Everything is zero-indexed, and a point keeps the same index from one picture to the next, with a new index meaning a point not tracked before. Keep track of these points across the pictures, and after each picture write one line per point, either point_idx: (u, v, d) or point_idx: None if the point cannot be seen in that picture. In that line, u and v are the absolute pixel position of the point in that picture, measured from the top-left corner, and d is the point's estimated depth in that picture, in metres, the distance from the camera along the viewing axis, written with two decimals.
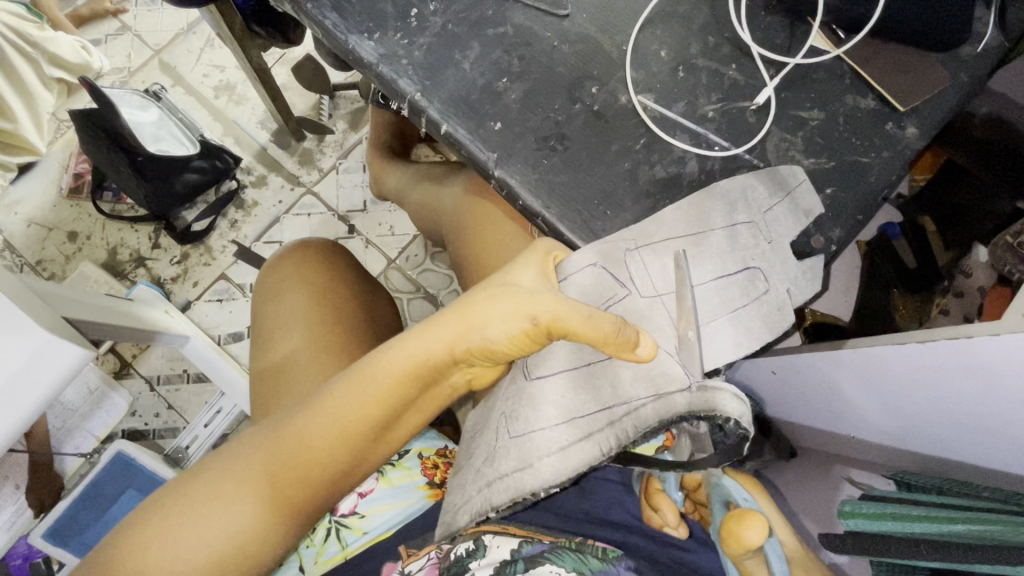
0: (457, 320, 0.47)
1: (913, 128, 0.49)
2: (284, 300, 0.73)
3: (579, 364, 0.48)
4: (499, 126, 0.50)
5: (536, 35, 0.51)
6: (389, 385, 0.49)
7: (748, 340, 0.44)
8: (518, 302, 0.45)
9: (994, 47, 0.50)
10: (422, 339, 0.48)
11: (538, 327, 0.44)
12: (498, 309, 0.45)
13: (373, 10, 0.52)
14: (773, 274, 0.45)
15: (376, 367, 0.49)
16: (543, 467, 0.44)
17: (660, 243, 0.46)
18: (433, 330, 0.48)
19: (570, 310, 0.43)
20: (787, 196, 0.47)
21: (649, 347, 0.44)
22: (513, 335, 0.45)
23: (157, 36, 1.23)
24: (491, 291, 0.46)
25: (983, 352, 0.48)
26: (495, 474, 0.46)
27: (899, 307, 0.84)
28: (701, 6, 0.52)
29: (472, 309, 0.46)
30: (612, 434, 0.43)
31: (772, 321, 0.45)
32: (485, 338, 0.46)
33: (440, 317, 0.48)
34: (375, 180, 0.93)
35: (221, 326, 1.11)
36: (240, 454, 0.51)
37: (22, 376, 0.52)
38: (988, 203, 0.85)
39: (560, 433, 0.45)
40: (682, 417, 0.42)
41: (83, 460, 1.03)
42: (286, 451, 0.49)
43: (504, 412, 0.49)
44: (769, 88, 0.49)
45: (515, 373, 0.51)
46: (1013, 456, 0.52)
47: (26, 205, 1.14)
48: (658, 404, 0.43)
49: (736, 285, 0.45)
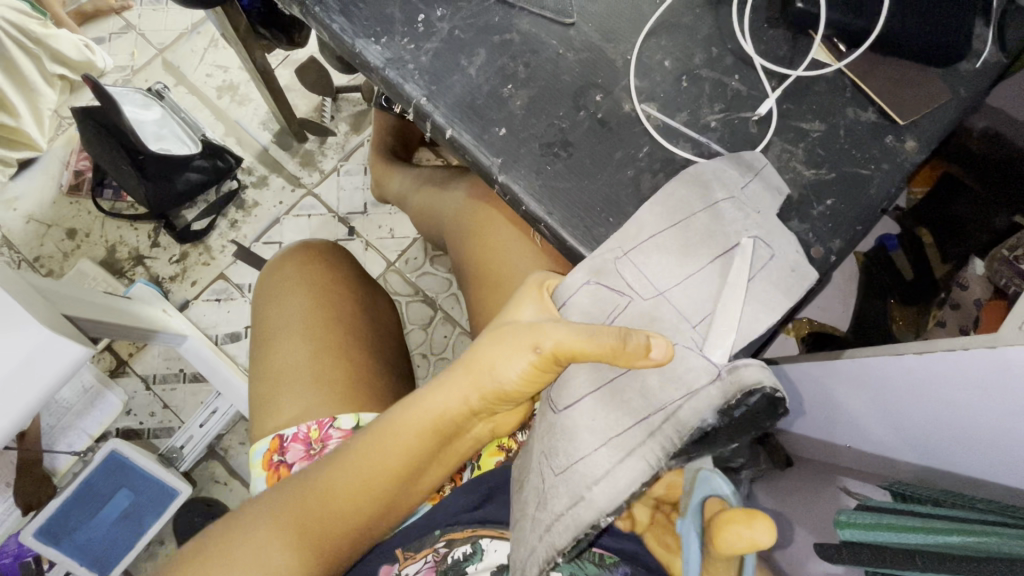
0: (465, 367, 0.49)
1: (912, 142, 0.50)
2: (285, 310, 0.73)
3: (601, 382, 0.47)
4: (504, 132, 0.50)
5: (542, 43, 0.52)
6: (408, 434, 0.51)
7: (766, 313, 0.44)
8: (520, 337, 0.46)
9: (994, 64, 0.51)
10: (438, 393, 0.51)
11: (544, 361, 0.45)
12: (504, 352, 0.47)
13: (381, 15, 0.53)
14: (775, 242, 0.46)
15: (397, 420, 0.52)
16: (595, 497, 0.42)
17: (649, 243, 0.47)
18: (444, 382, 0.51)
19: (570, 336, 0.43)
20: (755, 176, 0.48)
21: (661, 350, 0.41)
22: (527, 376, 0.46)
23: (161, 35, 1.23)
24: (494, 334, 0.48)
25: (982, 364, 0.48)
26: (551, 516, 0.44)
27: (897, 318, 0.87)
28: (705, 17, 0.52)
29: (480, 356, 0.48)
30: (656, 445, 0.41)
31: (787, 287, 0.45)
32: (496, 385, 0.48)
33: (452, 373, 0.51)
34: (377, 184, 0.93)
35: (219, 326, 1.10)
36: (272, 504, 0.53)
37: (20, 373, 0.52)
38: (984, 217, 0.85)
39: (603, 457, 0.43)
40: (722, 410, 0.40)
41: (76, 459, 1.02)
42: (313, 501, 0.52)
43: (543, 451, 0.48)
44: (770, 99, 0.49)
45: (543, 407, 0.51)
46: (996, 465, 0.53)
47: (26, 201, 1.14)
48: (694, 402, 0.41)
49: (744, 258, 0.45)
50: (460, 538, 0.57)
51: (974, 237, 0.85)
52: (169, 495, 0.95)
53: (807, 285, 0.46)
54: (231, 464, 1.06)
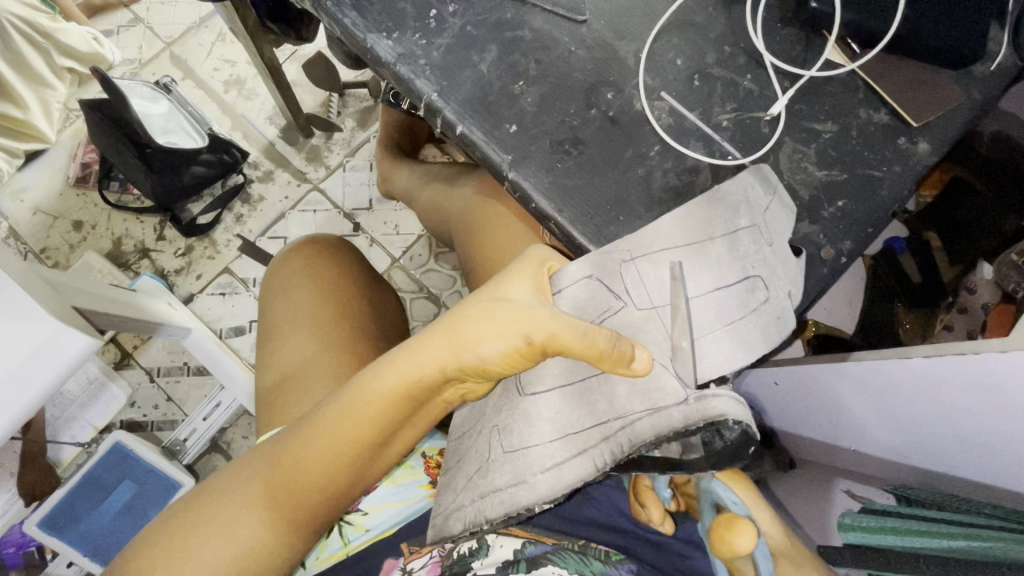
0: (447, 339, 0.47)
1: (925, 144, 0.49)
2: (291, 298, 0.73)
3: (571, 380, 0.48)
4: (515, 129, 0.50)
5: (555, 40, 0.52)
6: (382, 405, 0.49)
7: (744, 353, 0.44)
8: (513, 322, 0.45)
9: (1009, 67, 0.50)
10: (413, 361, 0.48)
11: (530, 348, 0.44)
12: (490, 329, 0.45)
13: (393, 10, 0.52)
14: (774, 281, 0.45)
15: (367, 390, 0.49)
16: (536, 483, 0.46)
17: (657, 254, 0.46)
18: (425, 352, 0.48)
19: (565, 330, 0.43)
20: (776, 194, 0.47)
21: (643, 361, 0.43)
22: (509, 357, 0.45)
23: (169, 29, 1.23)
24: (483, 311, 0.46)
25: (990, 368, 0.48)
26: (490, 487, 0.48)
27: (903, 320, 0.87)
28: (718, 16, 0.52)
29: (462, 328, 0.46)
30: (606, 450, 0.44)
31: (769, 334, 0.44)
32: (478, 361, 0.46)
33: (429, 340, 0.48)
34: (383, 179, 0.93)
35: (223, 320, 1.11)
36: (239, 475, 0.52)
37: (31, 362, 0.52)
38: (995, 221, 0.82)
39: (555, 449, 0.46)
40: (679, 433, 0.42)
41: (80, 450, 1.03)
42: (283, 472, 0.51)
43: (495, 425, 0.50)
44: (783, 100, 0.49)
45: (505, 388, 0.51)
46: (998, 470, 0.53)
47: (33, 192, 1.15)
48: (655, 418, 0.43)
49: (737, 297, 0.45)
50: None
51: (982, 241, 0.83)
52: (173, 488, 0.95)
53: (787, 336, 0.45)
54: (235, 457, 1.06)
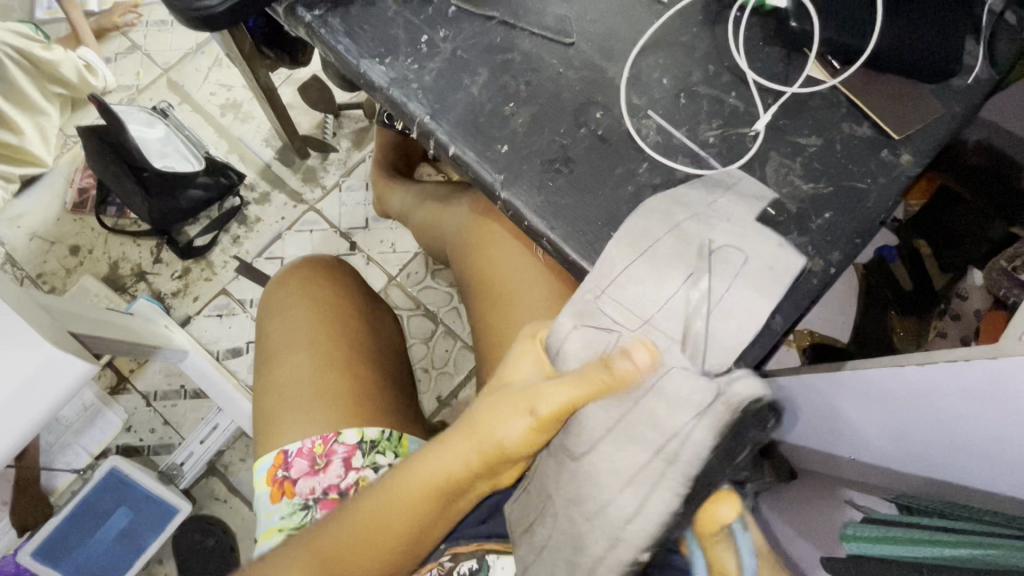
0: (470, 430, 0.47)
1: (908, 156, 0.50)
2: (286, 319, 0.73)
3: (608, 427, 0.44)
4: (506, 149, 0.51)
5: (543, 62, 0.53)
6: (416, 494, 0.49)
7: (751, 317, 0.45)
8: (522, 399, 0.44)
9: (986, 79, 0.51)
10: (441, 455, 0.48)
11: (547, 416, 0.42)
12: (506, 413, 0.44)
13: (386, 36, 0.54)
14: (747, 244, 0.46)
15: (401, 482, 0.50)
16: (631, 535, 0.42)
17: (624, 274, 0.47)
18: (449, 445, 0.48)
19: (572, 395, 0.42)
20: (728, 189, 0.49)
21: (643, 358, 0.44)
22: (535, 435, 0.44)
23: (166, 55, 1.25)
24: (497, 398, 0.46)
25: (973, 378, 0.48)
26: (581, 548, 0.45)
27: (897, 329, 0.88)
28: (702, 36, 0.53)
29: (480, 418, 0.46)
30: (679, 473, 0.42)
31: (766, 284, 0.45)
32: (504, 447, 0.45)
33: (454, 433, 0.48)
34: (379, 199, 0.95)
35: (220, 342, 1.11)
36: (284, 571, 0.49)
37: (26, 389, 0.52)
38: (982, 228, 0.84)
39: (630, 497, 0.42)
40: (729, 424, 0.42)
41: (75, 477, 1.01)
42: (325, 562, 0.49)
43: (558, 487, 0.46)
44: (766, 116, 0.50)
45: (553, 454, 0.47)
46: (994, 477, 0.53)
47: (29, 218, 1.15)
48: (704, 424, 0.42)
49: (716, 275, 0.46)
50: (466, 553, 0.57)
51: (972, 249, 0.85)
52: (169, 513, 0.95)
53: (794, 267, 0.46)
54: (231, 481, 1.06)
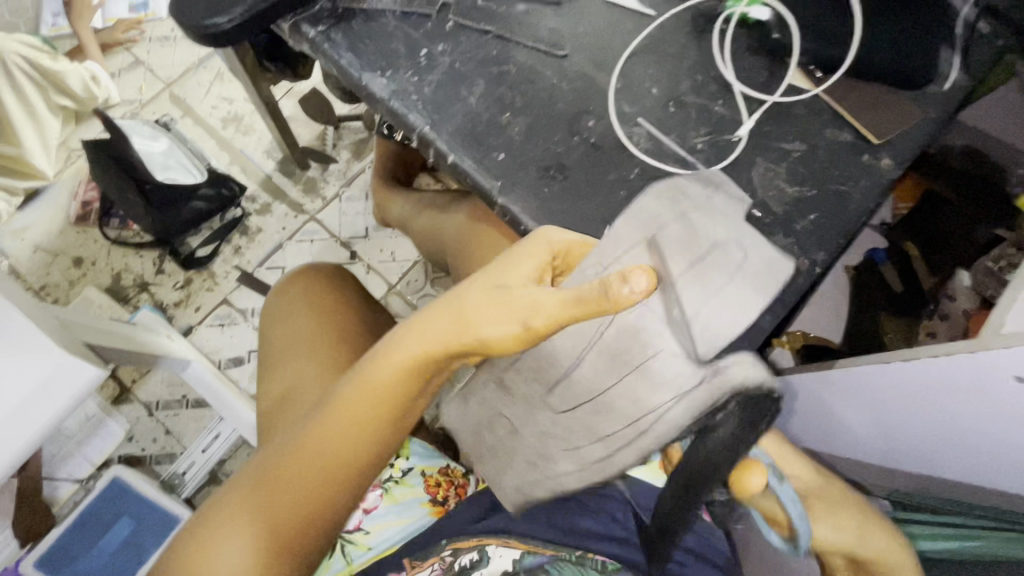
0: (453, 316, 0.45)
1: (888, 160, 0.52)
2: (290, 326, 0.75)
3: (594, 394, 0.45)
4: (503, 157, 0.53)
5: (538, 73, 0.55)
6: (382, 385, 0.47)
7: (742, 312, 0.40)
8: (514, 308, 0.42)
9: (961, 85, 0.54)
10: (416, 337, 0.46)
11: (540, 329, 0.42)
12: (494, 308, 0.43)
13: (385, 50, 0.56)
14: (743, 236, 0.43)
15: (372, 372, 0.48)
16: (596, 472, 0.45)
17: (623, 254, 0.44)
18: (430, 322, 0.46)
19: (558, 308, 0.41)
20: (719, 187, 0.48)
21: (642, 283, 0.39)
22: (513, 337, 0.43)
23: (169, 70, 1.28)
24: (490, 291, 0.44)
25: (955, 373, 0.50)
26: (555, 481, 0.49)
27: (886, 331, 0.88)
28: (689, 48, 0.56)
29: (465, 309, 0.44)
30: (646, 445, 0.41)
31: (764, 283, 0.41)
32: (474, 343, 0.44)
33: (428, 317, 0.46)
34: (380, 209, 0.97)
35: (222, 351, 1.12)
36: (244, 479, 0.52)
37: (37, 395, 0.53)
38: (970, 230, 0.85)
39: (600, 448, 0.45)
40: (708, 413, 0.38)
41: (77, 486, 1.01)
42: (281, 468, 0.50)
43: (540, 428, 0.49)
44: (749, 123, 0.52)
45: (534, 402, 0.49)
46: (983, 470, 0.54)
47: (34, 231, 1.17)
48: (680, 405, 0.39)
49: (712, 260, 0.42)
50: (466, 547, 0.59)
51: (960, 251, 0.86)
52: (171, 521, 0.95)
53: (786, 273, 0.41)
54: None
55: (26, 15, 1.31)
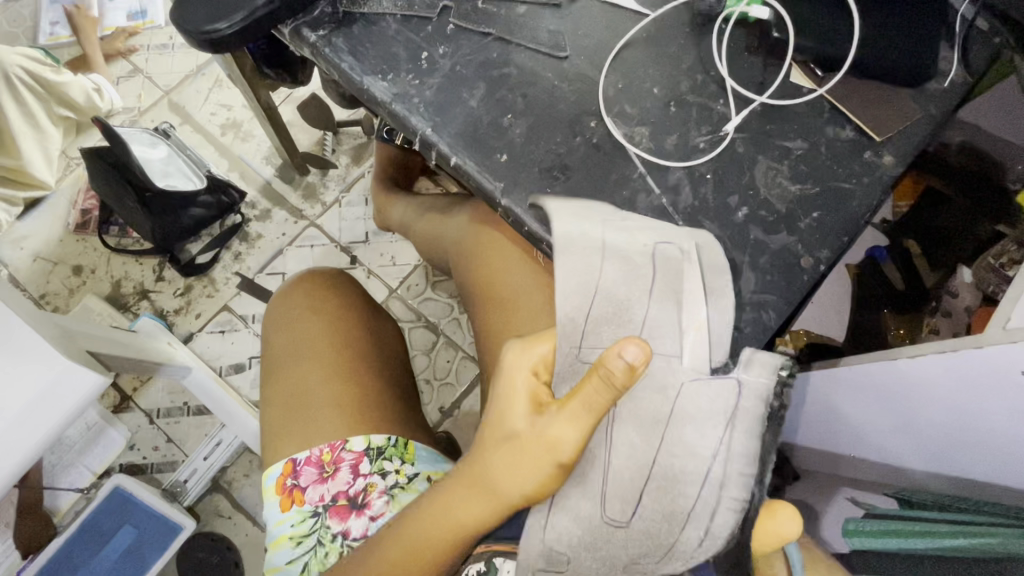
0: (484, 476, 0.46)
1: (890, 157, 0.52)
2: (293, 333, 0.75)
3: (646, 472, 0.42)
4: (506, 158, 0.53)
5: (539, 75, 0.55)
6: (436, 536, 0.50)
7: (725, 306, 0.45)
8: (539, 449, 0.42)
9: (960, 82, 0.54)
10: (458, 498, 0.48)
11: (567, 458, 0.42)
12: (521, 465, 0.43)
13: (387, 54, 0.56)
14: (676, 237, 0.48)
15: (424, 529, 0.51)
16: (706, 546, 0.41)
17: (605, 293, 0.45)
18: (467, 503, 0.48)
19: (577, 431, 0.41)
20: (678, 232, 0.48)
21: (637, 356, 0.38)
22: (558, 473, 0.43)
23: (167, 78, 1.28)
24: (505, 449, 0.44)
25: (959, 367, 0.49)
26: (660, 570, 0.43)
27: (890, 328, 0.90)
28: (689, 48, 0.56)
29: (494, 467, 0.45)
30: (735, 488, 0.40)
31: (710, 259, 0.48)
32: (523, 499, 0.44)
33: (466, 476, 0.48)
34: (380, 213, 0.97)
35: (223, 358, 1.12)
36: None
37: (40, 404, 0.53)
38: (969, 227, 0.86)
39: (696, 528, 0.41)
40: (767, 414, 0.41)
41: (79, 496, 0.99)
42: None
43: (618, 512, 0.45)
44: (731, 123, 0.52)
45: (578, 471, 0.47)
46: (992, 466, 0.54)
47: (33, 240, 1.17)
48: (740, 429, 0.41)
49: (667, 274, 0.45)
50: None
51: (959, 247, 0.87)
52: (174, 530, 0.96)
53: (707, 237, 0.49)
54: (236, 497, 1.06)
55: (24, 25, 1.32)
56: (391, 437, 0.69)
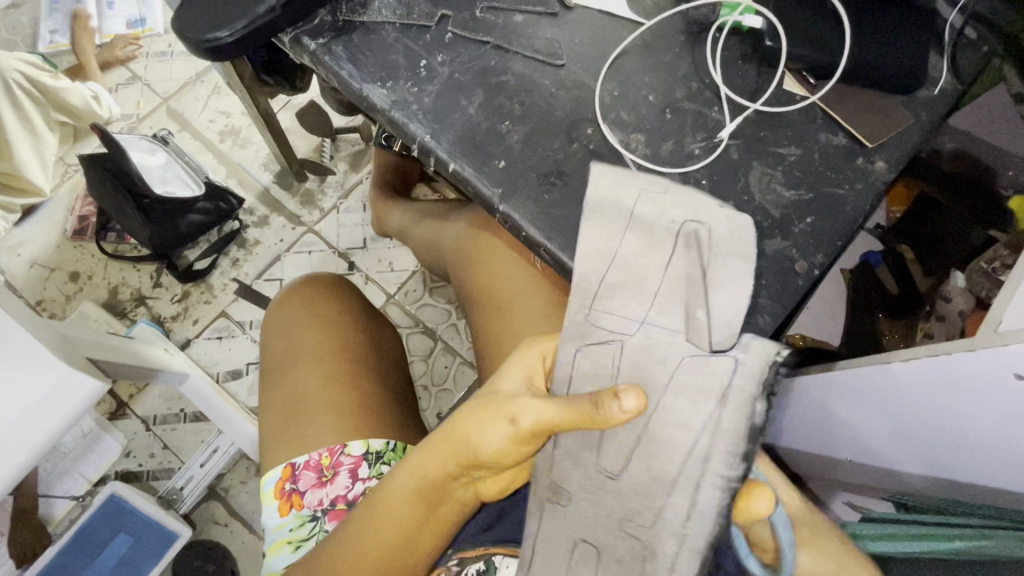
0: (448, 434, 0.48)
1: (882, 163, 0.53)
2: (291, 336, 0.75)
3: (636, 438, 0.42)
4: (504, 164, 0.54)
5: (536, 83, 0.56)
6: (398, 502, 0.52)
7: (740, 289, 0.42)
8: (501, 412, 0.44)
9: (950, 89, 0.55)
10: (419, 457, 0.51)
11: (526, 429, 0.42)
12: (483, 423, 0.45)
13: (386, 62, 0.57)
14: (700, 215, 0.44)
15: (387, 492, 0.53)
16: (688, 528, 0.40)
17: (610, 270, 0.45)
18: (427, 452, 0.50)
19: (548, 408, 0.42)
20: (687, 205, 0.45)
21: (632, 408, 0.40)
22: (512, 450, 0.44)
23: (166, 85, 1.29)
24: (471, 406, 0.46)
25: (953, 370, 0.50)
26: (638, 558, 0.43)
27: (885, 332, 0.91)
28: (684, 56, 0.57)
29: (459, 427, 0.47)
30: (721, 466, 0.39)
31: (740, 248, 0.43)
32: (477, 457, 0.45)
33: (433, 438, 0.50)
34: (378, 219, 0.97)
35: (220, 364, 1.12)
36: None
37: (38, 410, 0.53)
38: (962, 232, 0.87)
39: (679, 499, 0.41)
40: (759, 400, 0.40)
41: (74, 502, 0.98)
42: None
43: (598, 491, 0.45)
44: (728, 129, 0.53)
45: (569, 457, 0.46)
46: (987, 468, 0.55)
47: (30, 246, 1.17)
48: (730, 411, 0.40)
49: (681, 257, 0.44)
50: (472, 557, 0.59)
51: (952, 253, 0.87)
52: (169, 538, 0.95)
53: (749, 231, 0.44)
54: (232, 504, 1.06)
55: (23, 32, 1.33)
56: (390, 441, 0.69)
